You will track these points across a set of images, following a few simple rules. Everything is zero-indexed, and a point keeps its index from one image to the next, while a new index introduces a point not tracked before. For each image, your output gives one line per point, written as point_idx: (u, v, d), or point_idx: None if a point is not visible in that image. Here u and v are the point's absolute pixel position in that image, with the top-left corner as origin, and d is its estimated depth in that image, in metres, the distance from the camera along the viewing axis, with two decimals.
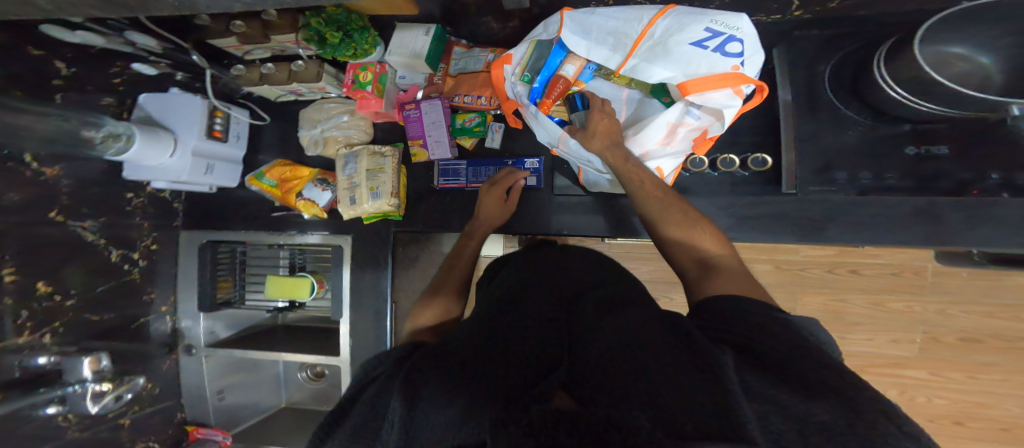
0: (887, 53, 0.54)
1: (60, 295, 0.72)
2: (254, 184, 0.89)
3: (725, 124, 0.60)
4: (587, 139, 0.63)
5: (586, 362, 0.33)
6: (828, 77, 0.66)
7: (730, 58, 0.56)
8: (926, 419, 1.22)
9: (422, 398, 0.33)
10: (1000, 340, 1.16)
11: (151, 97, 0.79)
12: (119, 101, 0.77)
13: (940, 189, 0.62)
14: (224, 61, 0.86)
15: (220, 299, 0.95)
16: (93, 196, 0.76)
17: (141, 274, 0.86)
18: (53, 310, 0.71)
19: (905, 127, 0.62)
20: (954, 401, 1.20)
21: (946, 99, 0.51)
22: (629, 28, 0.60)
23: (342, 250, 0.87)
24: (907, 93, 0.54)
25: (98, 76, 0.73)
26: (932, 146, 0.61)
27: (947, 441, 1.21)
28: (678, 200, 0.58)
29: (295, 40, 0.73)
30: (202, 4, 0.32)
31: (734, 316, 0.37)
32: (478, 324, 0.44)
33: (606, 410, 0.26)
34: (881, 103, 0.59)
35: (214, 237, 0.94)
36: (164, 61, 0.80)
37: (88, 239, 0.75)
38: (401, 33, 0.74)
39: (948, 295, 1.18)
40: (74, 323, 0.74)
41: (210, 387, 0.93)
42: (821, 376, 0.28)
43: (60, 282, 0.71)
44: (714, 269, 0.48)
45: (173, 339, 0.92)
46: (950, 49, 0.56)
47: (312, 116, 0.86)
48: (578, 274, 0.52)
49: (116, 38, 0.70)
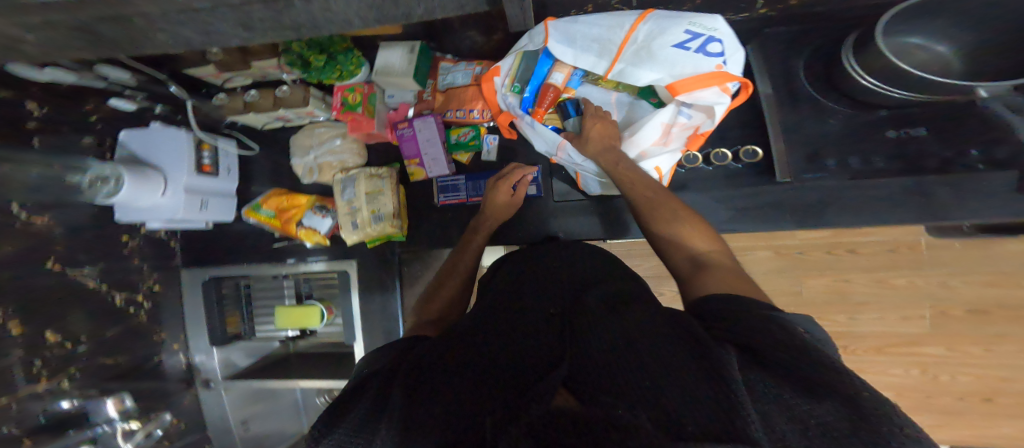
0: (855, 44, 0.55)
1: (71, 342, 0.71)
2: (252, 217, 0.88)
3: (715, 121, 0.60)
4: (582, 145, 0.64)
5: (585, 362, 0.32)
6: (804, 72, 0.66)
7: (712, 58, 0.56)
8: (955, 398, 1.21)
9: (421, 404, 0.32)
10: (1006, 309, 1.15)
11: (132, 134, 0.76)
12: (100, 140, 0.75)
13: (925, 169, 0.61)
14: (202, 90, 0.85)
15: (230, 333, 0.94)
16: (87, 242, 0.74)
17: (147, 316, 0.85)
18: (66, 357, 0.70)
19: (881, 113, 0.63)
20: (977, 377, 1.19)
21: (918, 85, 0.52)
22: (612, 34, 0.60)
23: (347, 276, 0.84)
24: (878, 81, 0.55)
25: (72, 115, 0.69)
26: (912, 128, 0.62)
27: (981, 420, 1.20)
28: (668, 197, 0.56)
29: (277, 65, 0.74)
30: (194, 39, 0.32)
31: (732, 311, 0.36)
32: (477, 328, 0.44)
33: (606, 409, 0.26)
34: (857, 93, 0.60)
35: (217, 273, 0.92)
36: (140, 94, 0.77)
37: (88, 286, 0.74)
38: (384, 53, 0.74)
39: (949, 268, 1.16)
40: (90, 368, 0.74)
41: (232, 419, 0.92)
42: (827, 372, 0.28)
43: (66, 329, 0.70)
44: (704, 267, 0.46)
45: (190, 374, 0.91)
46: (908, 40, 0.60)
47: (303, 143, 0.86)
48: (576, 275, 0.53)
49: (86, 73, 0.65)
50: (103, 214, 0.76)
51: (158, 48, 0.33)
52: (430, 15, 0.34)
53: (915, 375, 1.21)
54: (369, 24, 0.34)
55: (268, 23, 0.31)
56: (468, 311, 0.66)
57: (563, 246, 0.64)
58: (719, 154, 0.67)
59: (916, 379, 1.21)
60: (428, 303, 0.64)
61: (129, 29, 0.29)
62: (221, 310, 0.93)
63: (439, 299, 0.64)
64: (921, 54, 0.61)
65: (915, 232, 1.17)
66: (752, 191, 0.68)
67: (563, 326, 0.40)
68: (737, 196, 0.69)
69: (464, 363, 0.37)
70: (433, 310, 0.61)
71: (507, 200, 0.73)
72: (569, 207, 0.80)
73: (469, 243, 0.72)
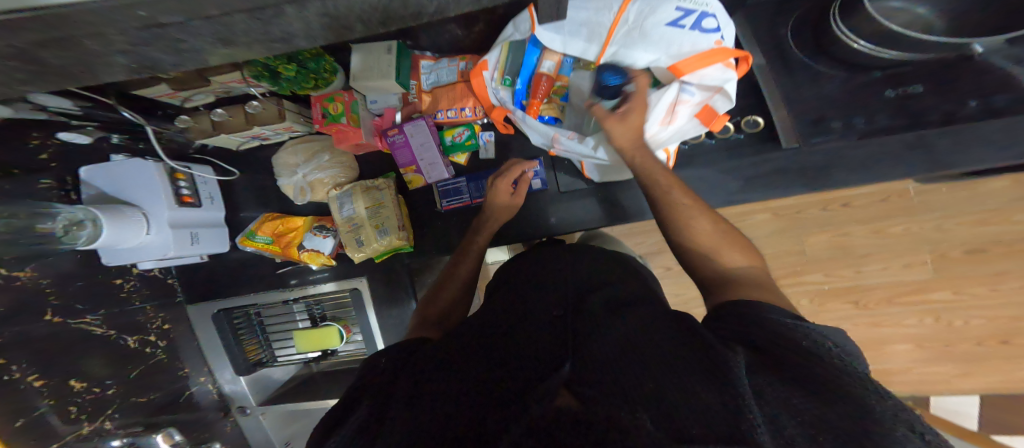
0: (841, 10, 0.56)
1: (99, 386, 0.70)
2: (247, 245, 0.85)
3: (729, 98, 0.57)
4: (619, 129, 0.57)
5: (592, 363, 0.33)
6: (791, 40, 0.65)
7: (709, 34, 0.54)
8: (975, 343, 1.26)
9: (428, 399, 0.33)
10: (1003, 245, 1.19)
11: (93, 169, 0.71)
12: (59, 181, 0.69)
13: (929, 123, 0.59)
14: (158, 113, 0.76)
15: (252, 360, 0.90)
16: (80, 290, 0.70)
17: (166, 354, 0.83)
18: (100, 401, 0.69)
19: (876, 74, 0.62)
20: (990, 319, 1.23)
21: (913, 45, 0.53)
22: (601, 16, 0.57)
23: (359, 293, 0.83)
24: (873, 44, 0.55)
25: (24, 157, 0.63)
26: (909, 86, 0.60)
27: (999, 360, 1.25)
28: (705, 208, 0.53)
29: (242, 78, 0.67)
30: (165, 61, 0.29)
31: (749, 317, 0.37)
32: (484, 329, 0.44)
33: (610, 412, 0.26)
34: (849, 55, 0.59)
35: (226, 305, 0.89)
36: (91, 123, 0.70)
37: (98, 332, 0.71)
38: (362, 55, 0.70)
39: (941, 211, 1.19)
40: (127, 405, 0.73)
41: (276, 441, 0.95)
42: (836, 378, 0.28)
43: (91, 376, 0.69)
44: (743, 283, 0.45)
45: (225, 403, 0.91)
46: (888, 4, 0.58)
47: (287, 162, 0.81)
48: (582, 275, 0.53)
49: (19, 104, 0.58)
50: (88, 258, 0.72)
51: (128, 76, 0.30)
52: (441, 13, 0.33)
53: (931, 324, 1.25)
54: (373, 28, 0.31)
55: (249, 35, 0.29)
56: (471, 313, 0.64)
57: (568, 248, 0.62)
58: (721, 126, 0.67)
59: (932, 327, 1.25)
60: (430, 301, 0.63)
61: (83, 56, 0.26)
62: (238, 341, 0.89)
63: (442, 296, 0.63)
64: (904, 17, 0.58)
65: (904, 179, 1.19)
66: (759, 159, 0.67)
67: (567, 326, 0.40)
68: (743, 167, 0.68)
69: (466, 364, 0.37)
70: (436, 313, 0.60)
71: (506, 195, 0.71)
72: (573, 197, 0.79)
73: (473, 245, 0.70)
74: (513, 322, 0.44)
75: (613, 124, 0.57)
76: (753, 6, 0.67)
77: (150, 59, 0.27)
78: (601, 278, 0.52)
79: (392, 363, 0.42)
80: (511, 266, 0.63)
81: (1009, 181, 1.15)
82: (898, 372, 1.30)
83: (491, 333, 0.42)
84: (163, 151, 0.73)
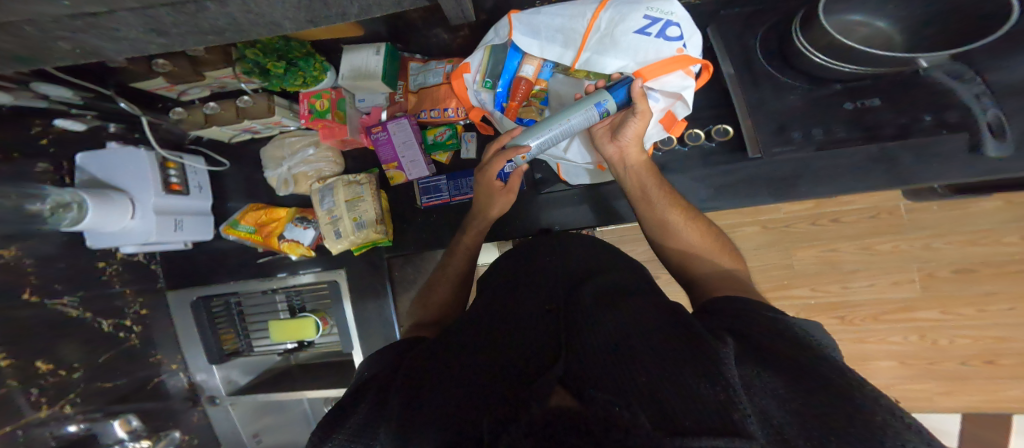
0: (802, 25, 0.57)
1: (65, 370, 0.73)
2: (231, 234, 0.88)
3: (687, 104, 0.60)
4: (639, 123, 0.57)
5: (585, 358, 0.32)
6: (760, 50, 0.66)
7: (672, 42, 0.56)
8: (958, 362, 1.24)
9: (421, 406, 0.31)
10: (991, 266, 1.18)
11: (88, 156, 0.74)
12: (56, 166, 0.72)
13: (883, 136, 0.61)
14: (158, 105, 0.82)
15: (227, 350, 0.92)
16: (62, 271, 0.74)
17: (140, 340, 0.86)
18: (63, 384, 0.72)
19: (837, 86, 0.64)
20: (975, 339, 1.22)
21: (861, 58, 0.53)
22: (575, 23, 0.60)
23: (337, 285, 0.85)
24: (829, 58, 0.55)
25: (20, 138, 0.66)
26: (866, 100, 0.62)
27: (984, 382, 1.23)
28: (704, 222, 0.56)
29: (234, 74, 0.71)
30: (109, 50, 0.31)
31: (742, 314, 0.36)
32: (475, 327, 0.43)
33: (606, 405, 0.25)
34: (812, 69, 0.60)
35: (205, 292, 0.92)
36: (90, 113, 0.75)
37: (73, 315, 0.75)
38: (350, 56, 0.73)
39: (929, 229, 1.18)
40: (89, 391, 0.76)
41: (244, 433, 0.96)
42: (824, 369, 0.28)
43: (60, 358, 0.72)
44: (727, 279, 0.49)
45: (194, 393, 0.93)
46: (849, 18, 0.60)
47: (274, 155, 0.86)
48: (572, 265, 0.52)
49: (23, 92, 0.63)
50: (74, 240, 0.75)
51: (75, 62, 0.32)
52: (367, 14, 0.34)
53: (916, 342, 1.24)
54: (302, 25, 0.33)
55: (186, 28, 0.30)
56: (470, 303, 0.66)
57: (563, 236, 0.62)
58: (693, 134, 0.68)
59: (917, 345, 1.24)
60: (427, 299, 0.64)
61: (26, 42, 0.29)
62: (214, 330, 0.90)
63: (438, 290, 0.65)
64: (864, 31, 0.60)
65: (894, 197, 1.19)
66: (731, 168, 0.70)
67: (560, 320, 0.39)
68: (714, 174, 0.71)
69: (463, 365, 0.36)
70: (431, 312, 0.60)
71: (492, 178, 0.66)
72: (551, 198, 0.80)
73: (460, 245, 0.69)
74: (504, 318, 0.42)
75: (645, 123, 0.58)
76: (727, 20, 0.69)
77: (108, 50, 0.30)
78: (591, 267, 0.51)
79: (384, 369, 0.41)
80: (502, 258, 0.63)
81: (1001, 201, 1.15)
82: (880, 389, 1.28)
83: (483, 332, 0.41)
84: (156, 140, 0.76)
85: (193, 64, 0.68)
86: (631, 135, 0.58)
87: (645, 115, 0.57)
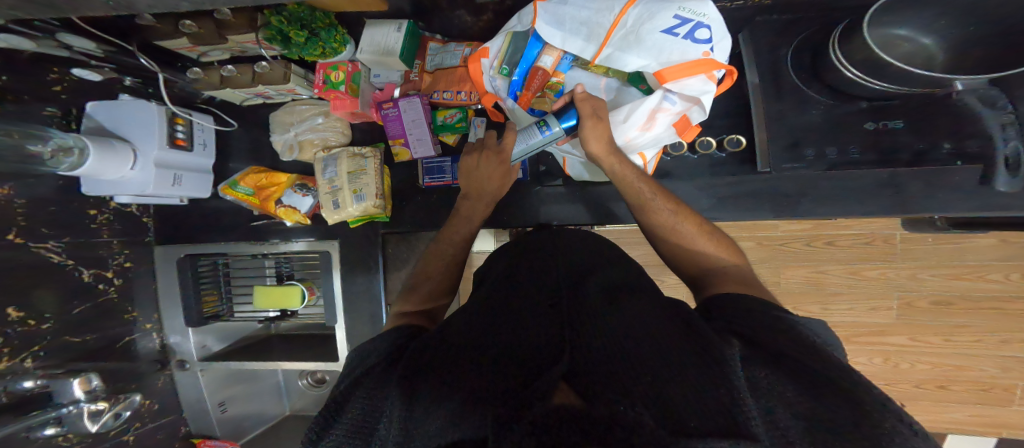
0: (840, 37, 0.54)
1: (34, 320, 0.70)
2: (228, 194, 0.86)
3: (704, 109, 0.59)
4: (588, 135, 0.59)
5: (588, 356, 0.32)
6: (790, 65, 0.66)
7: (700, 45, 0.55)
8: (912, 385, 1.28)
9: (420, 400, 0.31)
10: (968, 301, 1.21)
11: (98, 104, 0.74)
12: (64, 110, 0.71)
13: (899, 162, 0.63)
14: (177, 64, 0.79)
15: (206, 313, 0.91)
16: (51, 216, 0.73)
17: (118, 294, 0.85)
18: (29, 334, 0.70)
19: (861, 104, 0.63)
20: (935, 366, 1.25)
21: (897, 79, 0.51)
22: (601, 18, 0.59)
23: (329, 255, 0.85)
24: (861, 73, 0.54)
25: (35, 84, 0.66)
26: (889, 120, 0.62)
27: (935, 407, 1.27)
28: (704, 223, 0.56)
29: (255, 40, 0.70)
30: (141, 2, 0.30)
31: (748, 315, 0.36)
32: (477, 316, 0.42)
33: (608, 406, 0.25)
34: (844, 85, 0.59)
35: (193, 250, 0.91)
36: (109, 66, 0.72)
37: (55, 261, 0.74)
38: (372, 30, 0.72)
39: (919, 260, 1.21)
40: (54, 346, 0.73)
41: (210, 401, 0.95)
42: (831, 372, 0.28)
43: (32, 307, 0.70)
44: (733, 274, 0.49)
45: (165, 356, 0.93)
46: (893, 31, 0.56)
47: (283, 120, 0.85)
48: (576, 259, 0.52)
49: (44, 41, 0.61)
50: (69, 185, 0.76)
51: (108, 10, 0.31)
52: None
53: (880, 364, 1.27)
54: None
55: None
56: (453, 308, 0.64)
57: (564, 233, 0.61)
58: (705, 142, 0.68)
59: (880, 367, 1.28)
60: (416, 283, 0.63)
61: None
62: (198, 290, 0.91)
63: (432, 276, 0.63)
64: (908, 47, 0.57)
65: (890, 226, 1.21)
66: (734, 180, 0.71)
67: (564, 316, 0.39)
68: (720, 184, 0.72)
69: (463, 354, 0.36)
70: (418, 301, 0.59)
71: (496, 151, 0.66)
72: (554, 190, 0.80)
73: (459, 231, 0.68)
74: (506, 307, 0.42)
75: (596, 126, 0.58)
76: (756, 32, 0.68)
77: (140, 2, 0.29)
78: (595, 262, 0.51)
79: (381, 359, 0.41)
80: (499, 255, 0.61)
81: (995, 240, 1.17)
82: None
83: (484, 321, 0.41)
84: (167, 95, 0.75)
85: (218, 26, 0.68)
86: (592, 138, 0.59)
87: (592, 118, 0.58)
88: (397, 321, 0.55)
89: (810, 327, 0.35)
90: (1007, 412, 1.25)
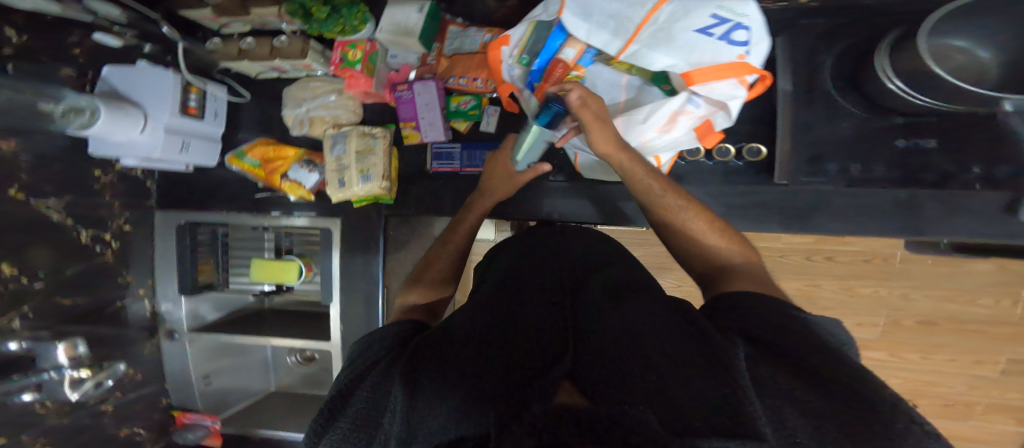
0: (892, 47, 0.51)
1: (29, 277, 0.69)
2: (234, 164, 0.85)
3: (729, 114, 0.59)
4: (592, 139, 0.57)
5: (591, 355, 0.32)
6: (829, 69, 0.64)
7: (735, 47, 0.54)
8: None
9: (422, 395, 0.31)
10: (955, 323, 1.23)
11: (113, 68, 0.73)
12: (80, 72, 0.71)
13: (923, 181, 0.62)
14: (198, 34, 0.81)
15: (201, 282, 0.94)
16: (57, 174, 0.72)
17: (114, 256, 0.84)
18: (20, 292, 0.68)
19: (897, 119, 0.62)
20: (907, 380, 1.28)
21: (935, 93, 0.50)
22: (632, 11, 0.56)
23: (330, 232, 0.85)
24: (904, 86, 0.52)
25: (51, 42, 0.65)
26: (922, 139, 0.61)
27: None
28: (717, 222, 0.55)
29: (277, 14, 0.70)
30: None
31: (756, 312, 0.36)
32: (481, 311, 0.43)
33: (611, 404, 0.25)
34: (882, 96, 0.58)
35: (192, 218, 0.92)
36: (129, 31, 0.75)
37: (52, 218, 0.72)
38: (392, 9, 0.70)
39: (914, 281, 1.22)
40: (43, 306, 0.71)
41: (195, 373, 0.94)
42: (837, 370, 0.28)
43: (26, 263, 0.69)
44: (742, 273, 0.49)
45: (154, 324, 0.92)
46: (949, 42, 0.52)
47: (296, 95, 0.83)
48: (582, 256, 0.52)
49: (71, 4, 0.62)
50: (77, 145, 0.75)
51: None
52: None
53: None
54: None
55: None
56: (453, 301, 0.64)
57: (573, 230, 0.60)
58: (723, 149, 0.69)
59: None
60: (416, 277, 0.62)
61: None
62: (194, 258, 0.92)
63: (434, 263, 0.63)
64: (961, 59, 0.53)
65: (892, 245, 1.21)
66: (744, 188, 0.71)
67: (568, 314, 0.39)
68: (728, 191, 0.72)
69: (464, 350, 0.35)
70: (419, 290, 0.59)
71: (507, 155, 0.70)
72: (564, 186, 0.80)
73: (465, 221, 0.68)
74: (510, 303, 0.42)
75: (596, 129, 0.55)
76: (790, 41, 0.66)
77: None
78: (600, 259, 0.51)
79: (383, 352, 0.41)
80: (505, 248, 0.62)
81: (991, 266, 1.18)
82: None
83: (488, 316, 0.41)
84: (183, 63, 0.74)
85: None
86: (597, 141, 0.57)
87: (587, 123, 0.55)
88: (397, 316, 0.54)
89: (821, 323, 0.36)
90: (964, 426, 1.29)
